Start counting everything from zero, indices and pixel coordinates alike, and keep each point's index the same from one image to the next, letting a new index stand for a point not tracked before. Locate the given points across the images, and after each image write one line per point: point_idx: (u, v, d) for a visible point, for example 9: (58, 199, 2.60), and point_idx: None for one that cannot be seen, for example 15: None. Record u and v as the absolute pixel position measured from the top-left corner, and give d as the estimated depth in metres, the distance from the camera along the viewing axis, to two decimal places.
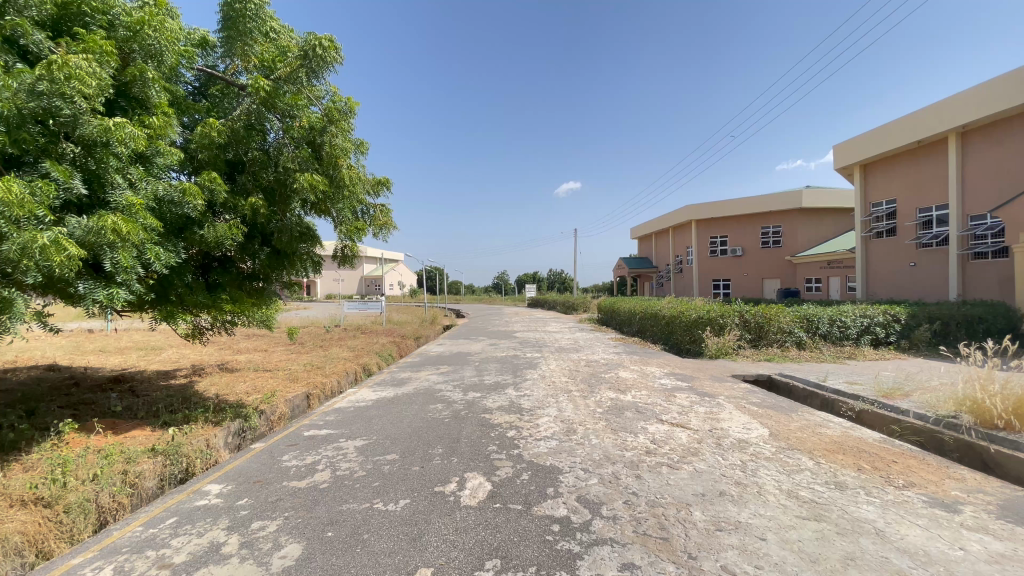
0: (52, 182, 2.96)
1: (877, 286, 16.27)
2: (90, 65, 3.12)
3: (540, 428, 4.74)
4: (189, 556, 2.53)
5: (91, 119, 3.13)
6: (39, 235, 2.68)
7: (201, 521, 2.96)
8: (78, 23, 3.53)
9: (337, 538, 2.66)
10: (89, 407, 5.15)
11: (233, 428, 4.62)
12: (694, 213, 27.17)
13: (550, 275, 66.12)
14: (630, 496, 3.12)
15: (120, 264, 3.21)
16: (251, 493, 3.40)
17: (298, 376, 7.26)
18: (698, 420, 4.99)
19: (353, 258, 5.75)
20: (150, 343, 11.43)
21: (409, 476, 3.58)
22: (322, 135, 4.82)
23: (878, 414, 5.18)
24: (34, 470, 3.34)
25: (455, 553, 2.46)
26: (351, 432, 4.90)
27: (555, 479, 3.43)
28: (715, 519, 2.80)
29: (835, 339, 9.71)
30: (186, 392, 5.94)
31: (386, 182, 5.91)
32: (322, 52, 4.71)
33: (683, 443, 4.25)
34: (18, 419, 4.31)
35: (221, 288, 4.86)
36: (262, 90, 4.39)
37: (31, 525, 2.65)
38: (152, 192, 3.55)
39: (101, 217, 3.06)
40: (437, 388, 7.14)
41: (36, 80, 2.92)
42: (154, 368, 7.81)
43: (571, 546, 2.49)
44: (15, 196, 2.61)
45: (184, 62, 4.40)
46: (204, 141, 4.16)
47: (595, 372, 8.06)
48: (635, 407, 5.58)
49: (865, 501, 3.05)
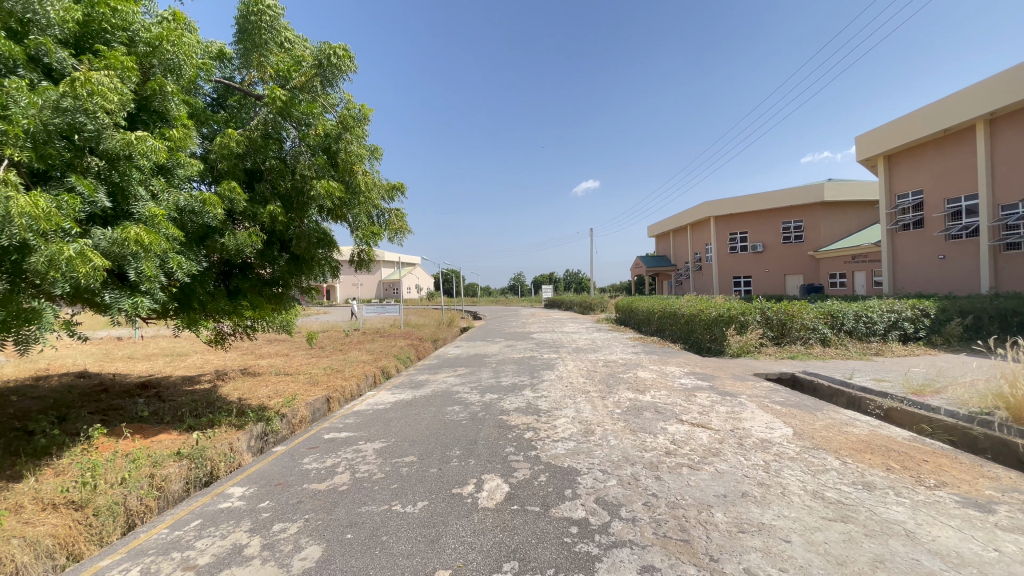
0: (78, 196, 3.05)
1: (905, 280, 15.77)
2: (111, 81, 3.21)
3: (558, 429, 4.74)
4: (213, 557, 2.59)
5: (114, 133, 3.23)
6: (65, 247, 2.76)
7: (225, 523, 3.03)
8: (98, 41, 3.62)
9: (356, 540, 2.69)
10: (119, 412, 5.33)
11: (256, 431, 4.72)
12: (712, 209, 26.82)
13: (567, 275, 66.36)
14: (650, 497, 3.09)
15: (144, 274, 3.32)
16: (272, 495, 3.47)
17: (319, 379, 7.40)
18: (719, 420, 4.90)
19: (369, 262, 5.86)
20: (175, 349, 11.73)
21: (427, 477, 3.61)
22: (337, 141, 4.86)
23: (908, 411, 5.02)
24: (66, 475, 3.47)
25: (472, 555, 2.47)
26: (370, 434, 4.95)
27: (573, 480, 3.42)
28: (737, 521, 2.74)
29: (861, 336, 9.43)
30: (211, 396, 6.10)
31: (401, 187, 5.95)
32: (337, 61, 4.84)
33: (703, 443, 4.19)
34: (50, 425, 4.49)
35: (241, 294, 4.96)
36: (278, 100, 4.51)
37: (62, 528, 2.75)
38: (173, 203, 3.66)
39: (125, 229, 3.14)
40: (454, 389, 7.20)
41: (60, 96, 3.00)
42: (180, 373, 8.03)
43: (590, 548, 2.48)
44: (42, 210, 2.69)
45: (202, 75, 4.51)
46: (223, 152, 4.27)
47: (613, 373, 7.99)
48: (655, 407, 5.52)
49: (894, 501, 2.95)
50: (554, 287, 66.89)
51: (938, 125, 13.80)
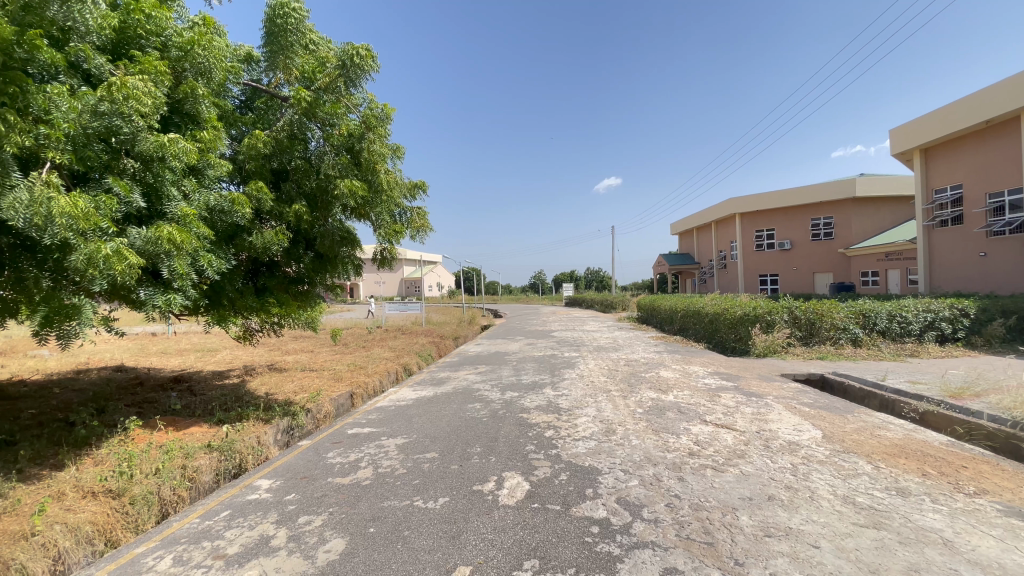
0: (114, 197, 3.17)
1: (942, 278, 15.17)
2: (146, 85, 3.32)
3: (579, 428, 4.71)
4: (242, 548, 2.66)
5: (148, 135, 3.35)
6: (102, 246, 2.87)
7: (253, 514, 3.12)
8: (134, 46, 3.75)
9: (379, 534, 2.73)
10: (153, 405, 5.53)
11: (282, 426, 4.83)
12: (737, 206, 26.26)
13: (589, 273, 66.11)
14: (673, 499, 3.05)
15: (176, 272, 3.43)
16: (298, 488, 3.55)
17: (343, 375, 7.54)
18: (744, 422, 4.80)
19: (391, 260, 5.92)
20: (206, 345, 12.13)
21: (448, 473, 3.64)
22: (360, 141, 4.93)
23: (945, 415, 4.81)
24: (104, 464, 3.62)
25: (493, 552, 2.47)
26: (392, 430, 5.03)
27: (595, 480, 3.39)
28: (764, 525, 2.68)
29: (895, 336, 9.11)
30: (239, 391, 6.28)
31: (422, 185, 6.00)
32: (360, 60, 4.88)
33: (728, 445, 4.11)
34: (90, 417, 4.70)
35: (268, 292, 5.09)
36: (303, 101, 4.61)
37: (100, 515, 2.87)
38: (204, 203, 3.78)
39: (158, 228, 3.26)
40: (475, 387, 7.24)
41: (97, 100, 3.10)
42: (210, 368, 8.29)
43: (611, 548, 2.46)
44: (81, 210, 2.80)
45: (231, 78, 4.63)
46: (251, 152, 4.38)
47: (635, 372, 7.92)
48: (678, 407, 5.44)
49: (930, 509, 2.85)
50: (575, 285, 66.56)
51: (979, 117, 13.19)
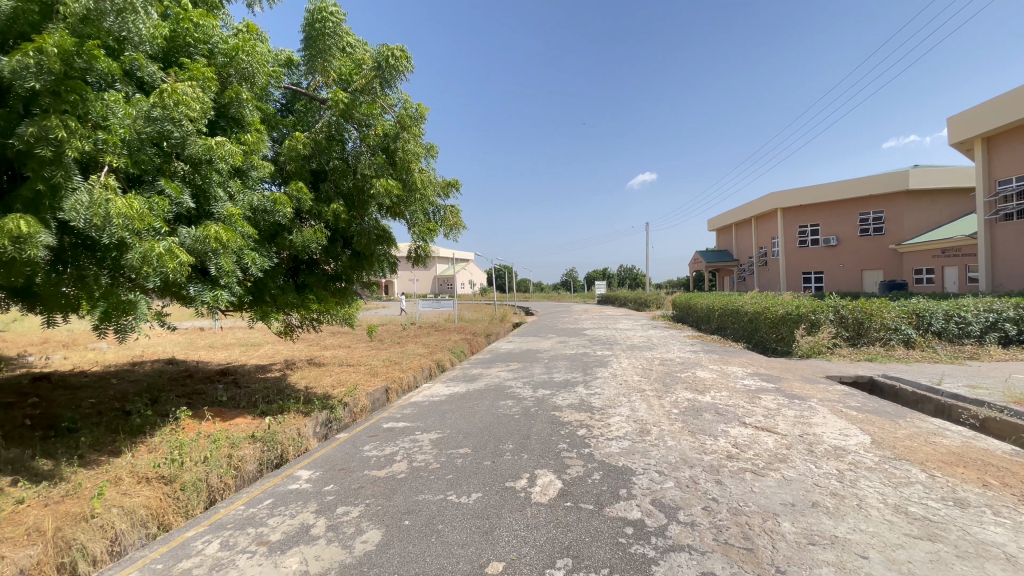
0: (166, 198, 3.34)
1: (1005, 276, 14.18)
2: (195, 91, 3.48)
3: (612, 428, 4.66)
4: (283, 535, 2.77)
5: (197, 139, 3.52)
6: (155, 245, 3.03)
7: (294, 503, 3.23)
8: (183, 54, 3.94)
9: (414, 527, 2.78)
10: (201, 396, 5.82)
11: (321, 418, 4.99)
12: (778, 201, 25.30)
13: (623, 271, 65.32)
14: (710, 502, 2.97)
15: (223, 269, 3.59)
16: (336, 479, 3.66)
17: (378, 370, 7.72)
18: (786, 425, 4.63)
19: (425, 258, 6.01)
20: (250, 340, 12.66)
21: (481, 469, 3.67)
22: (395, 141, 5.02)
23: (1009, 422, 4.49)
24: (157, 452, 3.83)
25: (526, 549, 2.48)
26: (426, 425, 5.11)
27: (629, 480, 3.35)
28: (807, 532, 2.58)
29: (952, 337, 8.58)
30: (281, 384, 6.53)
31: (455, 183, 6.06)
32: (395, 61, 5.00)
33: (769, 448, 3.98)
34: (144, 407, 4.98)
35: (308, 288, 5.26)
36: (341, 103, 4.75)
37: (153, 500, 3.04)
38: (248, 203, 3.95)
39: (206, 227, 3.42)
40: (507, 384, 7.26)
41: (150, 106, 3.26)
42: (254, 362, 8.64)
43: (646, 551, 2.42)
44: (136, 211, 2.96)
45: (273, 82, 4.80)
46: (292, 154, 4.54)
47: (671, 371, 7.76)
48: (715, 409, 5.30)
49: (992, 522, 2.67)
50: (608, 283, 65.83)
51: None
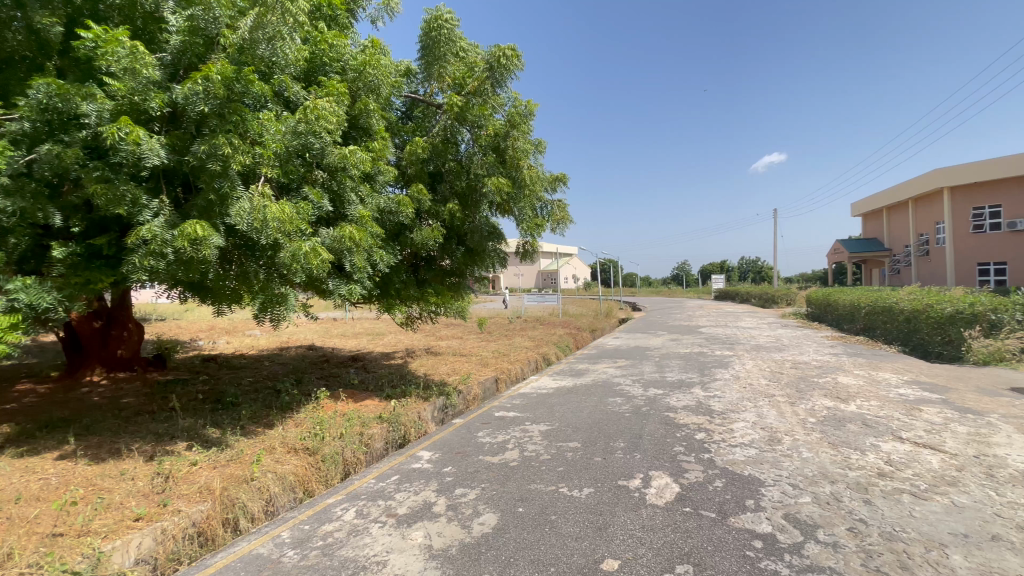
0: (310, 203, 3.79)
1: None
2: (331, 106, 3.89)
3: (734, 434, 4.34)
4: (409, 510, 3.01)
5: (333, 149, 3.95)
6: (302, 245, 3.47)
7: (417, 481, 3.50)
8: (320, 73, 4.42)
9: (528, 515, 2.86)
10: (337, 379, 6.55)
11: (438, 404, 5.33)
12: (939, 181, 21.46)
13: (742, 264, 60.33)
14: (856, 523, 2.64)
15: (356, 266, 3.99)
16: (453, 462, 3.89)
17: (489, 362, 8.02)
18: (956, 443, 3.92)
19: (534, 253, 6.09)
20: (376, 330, 13.93)
21: (592, 465, 3.65)
22: (505, 139, 5.16)
23: None
24: (303, 426, 4.39)
25: (642, 550, 2.42)
26: (536, 416, 5.21)
27: (756, 491, 3.09)
28: (987, 571, 2.17)
29: None
30: (403, 371, 7.09)
31: (563, 178, 6.05)
32: (506, 61, 5.13)
33: (932, 469, 3.41)
34: (293, 386, 5.73)
35: (427, 283, 5.64)
36: (455, 106, 4.99)
37: (301, 468, 3.49)
38: (375, 206, 4.34)
39: (342, 228, 3.82)
40: (616, 381, 7.11)
41: (296, 122, 3.70)
42: (379, 350, 9.50)
43: (777, 568, 2.22)
44: (287, 215, 3.40)
45: (395, 92, 5.20)
46: (412, 158, 4.88)
47: (804, 375, 7.00)
48: (861, 420, 4.67)
49: None
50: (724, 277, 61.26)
51: None
